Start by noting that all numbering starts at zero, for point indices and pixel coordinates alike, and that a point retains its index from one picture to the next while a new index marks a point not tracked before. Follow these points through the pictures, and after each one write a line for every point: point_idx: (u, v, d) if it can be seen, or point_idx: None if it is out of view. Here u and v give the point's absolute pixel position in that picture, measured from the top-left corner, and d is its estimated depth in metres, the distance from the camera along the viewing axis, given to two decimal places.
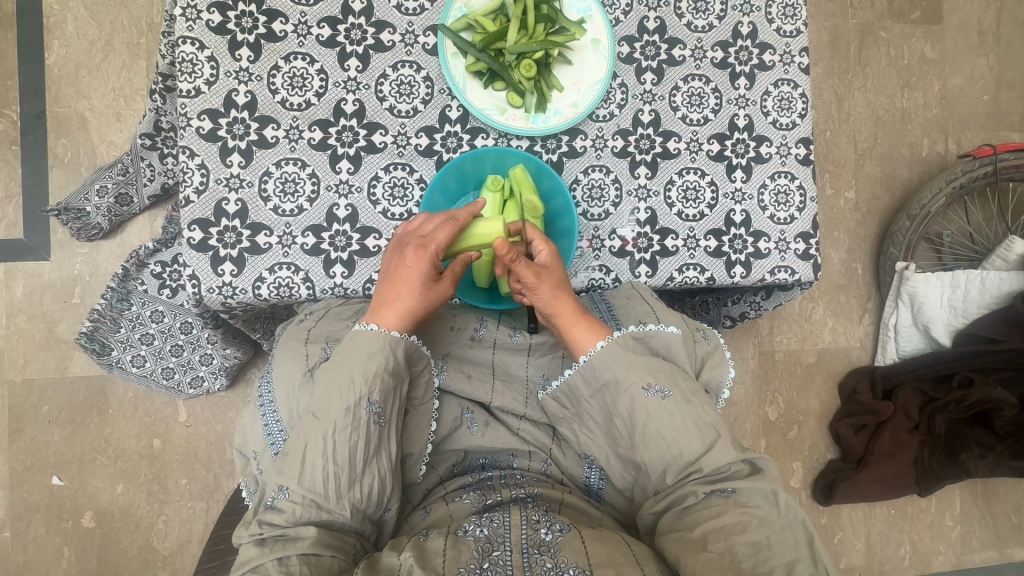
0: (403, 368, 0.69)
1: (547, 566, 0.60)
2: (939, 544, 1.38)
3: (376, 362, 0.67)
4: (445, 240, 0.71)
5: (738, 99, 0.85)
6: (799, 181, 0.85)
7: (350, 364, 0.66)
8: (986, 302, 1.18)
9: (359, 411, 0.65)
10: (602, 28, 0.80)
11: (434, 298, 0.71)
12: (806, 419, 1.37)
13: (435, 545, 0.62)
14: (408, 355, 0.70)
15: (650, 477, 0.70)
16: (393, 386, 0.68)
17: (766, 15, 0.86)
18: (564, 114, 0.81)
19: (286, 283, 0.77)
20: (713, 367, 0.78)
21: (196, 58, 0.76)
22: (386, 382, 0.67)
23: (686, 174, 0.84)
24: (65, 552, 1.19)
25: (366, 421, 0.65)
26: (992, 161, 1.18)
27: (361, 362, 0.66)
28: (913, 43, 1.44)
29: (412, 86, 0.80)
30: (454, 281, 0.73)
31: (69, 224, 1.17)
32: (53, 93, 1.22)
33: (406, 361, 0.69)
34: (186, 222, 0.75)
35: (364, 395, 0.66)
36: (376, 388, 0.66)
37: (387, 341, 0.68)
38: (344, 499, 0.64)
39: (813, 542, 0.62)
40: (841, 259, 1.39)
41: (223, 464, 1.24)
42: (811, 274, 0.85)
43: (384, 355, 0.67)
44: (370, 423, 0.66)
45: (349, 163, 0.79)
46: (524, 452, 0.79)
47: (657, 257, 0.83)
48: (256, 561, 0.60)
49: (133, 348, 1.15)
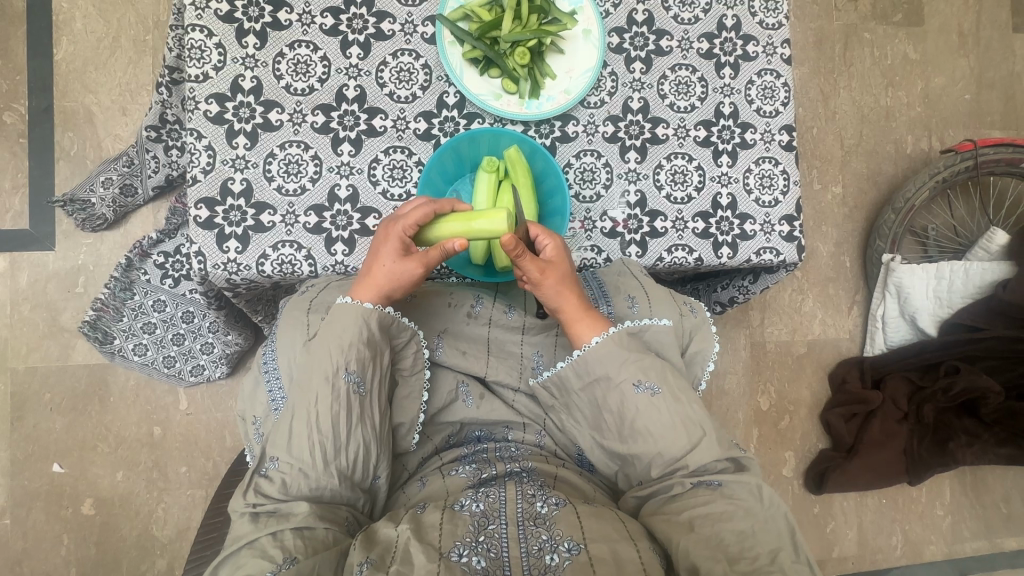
0: (379, 338, 0.71)
1: (542, 538, 0.62)
2: (931, 534, 1.39)
3: (350, 333, 0.69)
4: (414, 220, 0.73)
5: (724, 88, 0.89)
6: (782, 166, 0.88)
7: (328, 337, 0.69)
8: (969, 293, 1.21)
9: (337, 381, 0.67)
10: (592, 19, 0.84)
11: (405, 274, 0.72)
12: (798, 409, 1.39)
13: (432, 518, 0.64)
14: (383, 326, 0.71)
15: (635, 467, 0.72)
16: (370, 356, 0.70)
17: (749, 9, 0.89)
18: (557, 101, 0.84)
19: (288, 260, 0.79)
20: (700, 341, 0.81)
21: (205, 45, 0.79)
22: (362, 353, 0.69)
23: (674, 158, 0.87)
24: (64, 539, 1.20)
25: (345, 391, 0.67)
26: (972, 156, 1.22)
27: (337, 334, 0.69)
28: (896, 45, 1.49)
29: (411, 73, 0.84)
30: (427, 262, 0.73)
31: (74, 215, 1.20)
32: (61, 87, 1.26)
33: (381, 331, 0.71)
34: (193, 201, 0.78)
35: (341, 364, 0.67)
36: (352, 358, 0.68)
37: (359, 314, 0.70)
38: (330, 467, 0.66)
39: (794, 531, 0.64)
40: (829, 252, 1.42)
41: (221, 452, 1.26)
42: (795, 256, 0.87)
43: (358, 326, 0.69)
44: (350, 392, 0.67)
45: (350, 146, 0.82)
46: (519, 425, 0.81)
47: (647, 237, 0.85)
48: (251, 536, 0.62)
49: (135, 337, 1.17)
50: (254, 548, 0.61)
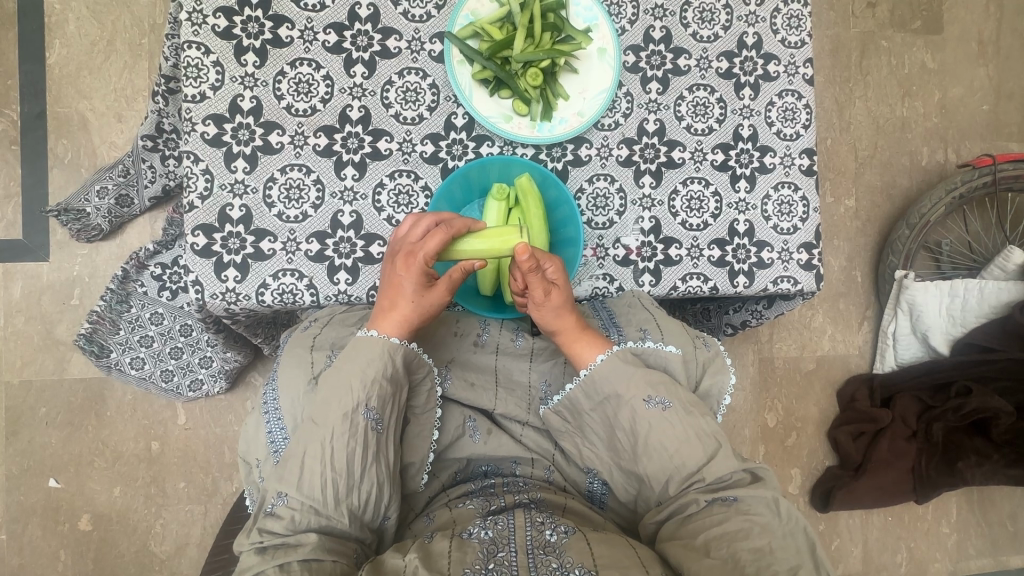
0: (401, 375, 0.69)
1: (552, 567, 0.56)
2: (936, 552, 1.43)
3: (375, 367, 0.67)
4: (434, 249, 0.69)
5: (743, 109, 0.85)
6: (802, 192, 0.85)
7: (349, 370, 0.67)
8: (983, 312, 1.21)
9: (356, 418, 0.65)
10: (608, 37, 0.80)
11: (430, 304, 0.71)
12: (805, 426, 1.41)
13: (440, 546, 0.59)
14: (406, 363, 0.70)
15: (653, 489, 0.69)
16: (392, 392, 0.68)
17: (770, 26, 0.86)
18: (569, 123, 0.81)
19: (289, 289, 0.76)
20: (715, 373, 0.78)
21: (202, 63, 0.76)
22: (384, 390, 0.67)
23: (690, 183, 0.84)
24: (61, 555, 1.21)
25: (363, 428, 0.65)
26: (991, 171, 1.19)
27: (359, 368, 0.67)
28: (914, 53, 1.47)
29: (418, 93, 0.80)
30: (450, 288, 0.72)
31: (69, 225, 1.17)
32: (54, 93, 1.22)
33: (404, 368, 0.69)
34: (190, 228, 0.75)
35: (361, 400, 0.65)
36: (374, 395, 0.66)
37: (387, 347, 0.68)
38: (342, 506, 0.63)
39: (814, 548, 0.62)
40: (841, 266, 1.42)
41: (221, 468, 1.26)
42: (813, 285, 0.85)
43: (383, 361, 0.67)
44: (368, 429, 0.65)
45: (354, 169, 0.79)
46: (527, 459, 0.78)
47: (661, 266, 0.83)
48: (258, 568, 0.59)
49: (132, 350, 1.15)
50: None
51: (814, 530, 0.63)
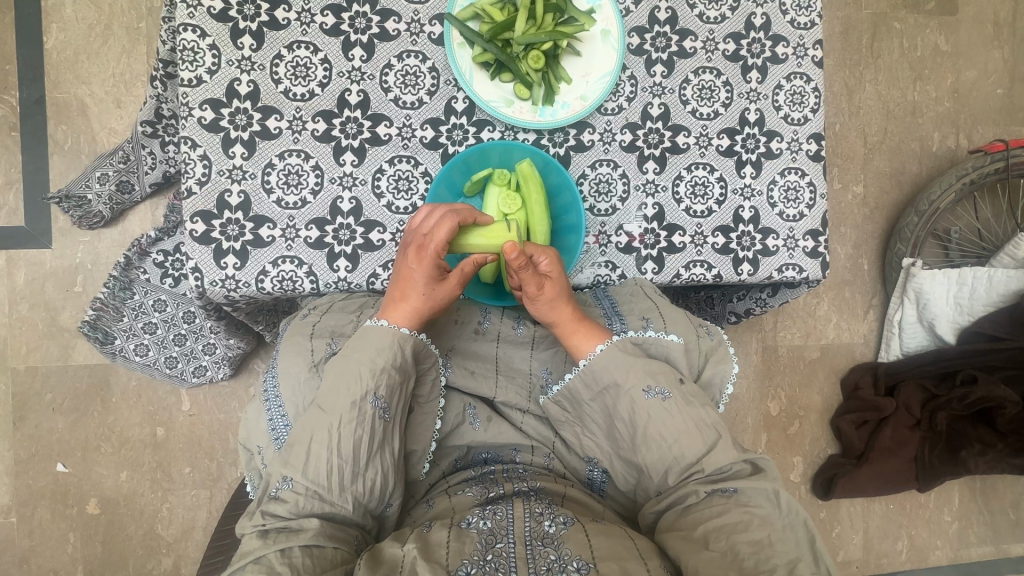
0: (410, 364, 0.69)
1: (550, 559, 0.56)
2: (937, 539, 1.43)
3: (384, 357, 0.66)
4: (444, 238, 0.68)
5: (749, 93, 0.84)
6: (809, 177, 0.84)
7: (359, 358, 0.66)
8: (992, 301, 1.20)
9: (364, 405, 0.65)
10: (611, 18, 0.78)
11: (440, 297, 0.71)
12: (808, 414, 1.41)
13: (438, 537, 0.59)
14: (415, 351, 0.69)
15: (652, 479, 0.68)
16: (399, 382, 0.67)
17: (780, 6, 0.84)
18: (572, 108, 0.79)
19: (289, 276, 0.76)
20: (719, 362, 0.77)
21: (198, 46, 0.75)
22: (393, 378, 0.67)
23: (695, 169, 0.83)
24: (70, 538, 1.22)
25: (371, 416, 0.65)
26: (1003, 157, 1.17)
27: (369, 356, 0.66)
28: (926, 35, 1.44)
29: (418, 77, 0.79)
30: (462, 281, 0.72)
31: (70, 212, 1.18)
32: (53, 78, 1.22)
33: (413, 357, 0.69)
34: (189, 214, 0.74)
35: (370, 388, 0.65)
36: (382, 384, 0.66)
37: (395, 337, 0.68)
38: (347, 493, 0.63)
39: (814, 541, 0.61)
40: (847, 254, 1.41)
41: (225, 454, 1.27)
42: (818, 272, 0.84)
43: (392, 351, 0.67)
44: (375, 417, 0.65)
45: (353, 155, 0.78)
46: (527, 447, 0.77)
47: (664, 253, 0.82)
48: (258, 552, 0.59)
49: (136, 337, 1.15)
50: (261, 564, 0.58)
51: (814, 524, 0.62)
